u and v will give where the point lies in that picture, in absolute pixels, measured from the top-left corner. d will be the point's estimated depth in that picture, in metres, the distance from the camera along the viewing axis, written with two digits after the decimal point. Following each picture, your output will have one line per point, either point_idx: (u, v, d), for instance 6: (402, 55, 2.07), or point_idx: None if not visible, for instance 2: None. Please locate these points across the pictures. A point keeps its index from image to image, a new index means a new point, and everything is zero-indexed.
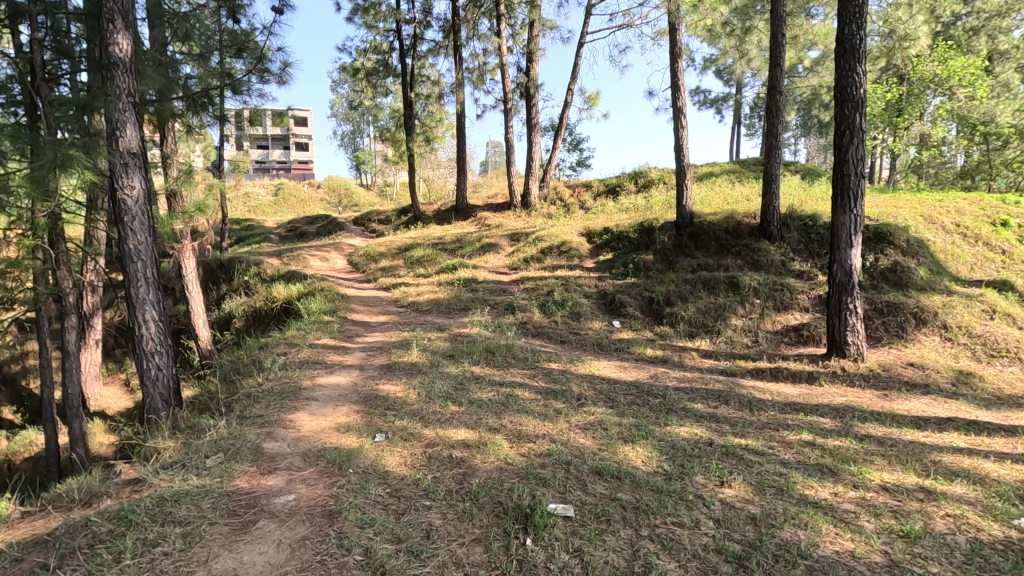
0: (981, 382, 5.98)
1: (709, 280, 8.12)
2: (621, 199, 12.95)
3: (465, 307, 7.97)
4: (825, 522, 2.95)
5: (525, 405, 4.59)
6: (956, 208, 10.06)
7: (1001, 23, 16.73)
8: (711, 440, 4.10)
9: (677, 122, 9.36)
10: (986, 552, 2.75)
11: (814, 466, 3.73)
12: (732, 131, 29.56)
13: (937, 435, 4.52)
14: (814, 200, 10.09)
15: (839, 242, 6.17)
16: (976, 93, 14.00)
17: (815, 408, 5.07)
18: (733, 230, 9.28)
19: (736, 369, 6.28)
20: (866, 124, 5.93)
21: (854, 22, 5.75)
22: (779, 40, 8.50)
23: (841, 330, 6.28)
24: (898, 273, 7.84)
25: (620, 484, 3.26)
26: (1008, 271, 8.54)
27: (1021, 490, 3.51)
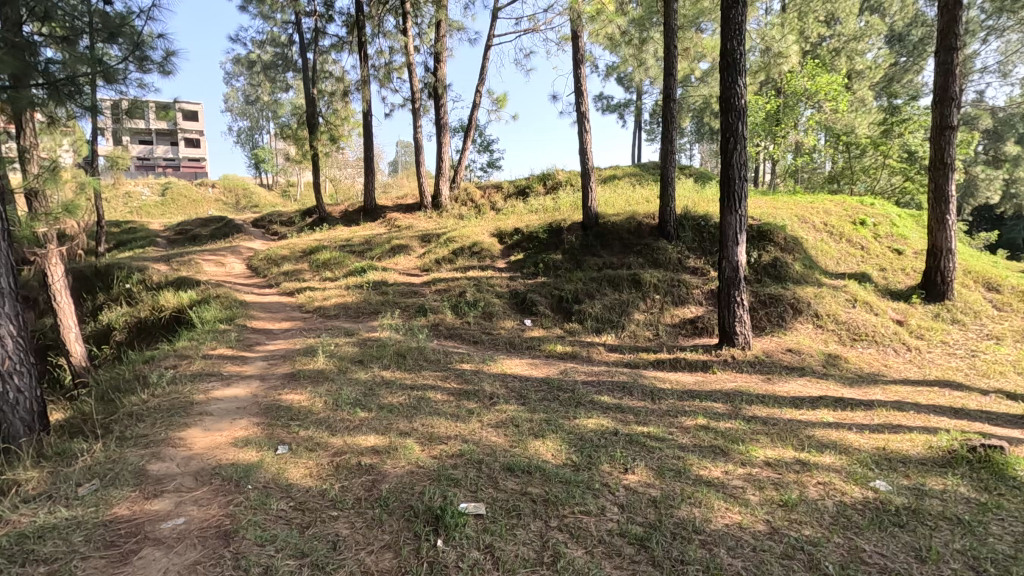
0: (846, 363, 6.75)
1: (613, 278, 8.49)
2: (531, 200, 13.20)
3: (375, 311, 7.76)
4: (716, 498, 3.19)
5: (437, 407, 4.56)
6: (824, 209, 11.26)
7: (857, 46, 19.02)
8: (617, 430, 4.30)
9: (581, 126, 9.70)
10: (849, 513, 3.11)
11: (707, 448, 4.03)
12: (633, 136, 31.15)
13: (811, 412, 5.04)
14: (706, 202, 10.88)
15: (727, 240, 6.69)
16: (838, 107, 15.90)
17: (709, 394, 5.47)
18: (634, 229, 9.79)
19: (639, 361, 6.63)
20: (747, 132, 6.50)
21: (735, 38, 6.28)
22: (671, 52, 9.09)
23: (730, 322, 6.82)
24: (778, 267, 8.67)
25: (530, 479, 3.33)
26: (867, 264, 9.70)
27: (877, 456, 4.01)
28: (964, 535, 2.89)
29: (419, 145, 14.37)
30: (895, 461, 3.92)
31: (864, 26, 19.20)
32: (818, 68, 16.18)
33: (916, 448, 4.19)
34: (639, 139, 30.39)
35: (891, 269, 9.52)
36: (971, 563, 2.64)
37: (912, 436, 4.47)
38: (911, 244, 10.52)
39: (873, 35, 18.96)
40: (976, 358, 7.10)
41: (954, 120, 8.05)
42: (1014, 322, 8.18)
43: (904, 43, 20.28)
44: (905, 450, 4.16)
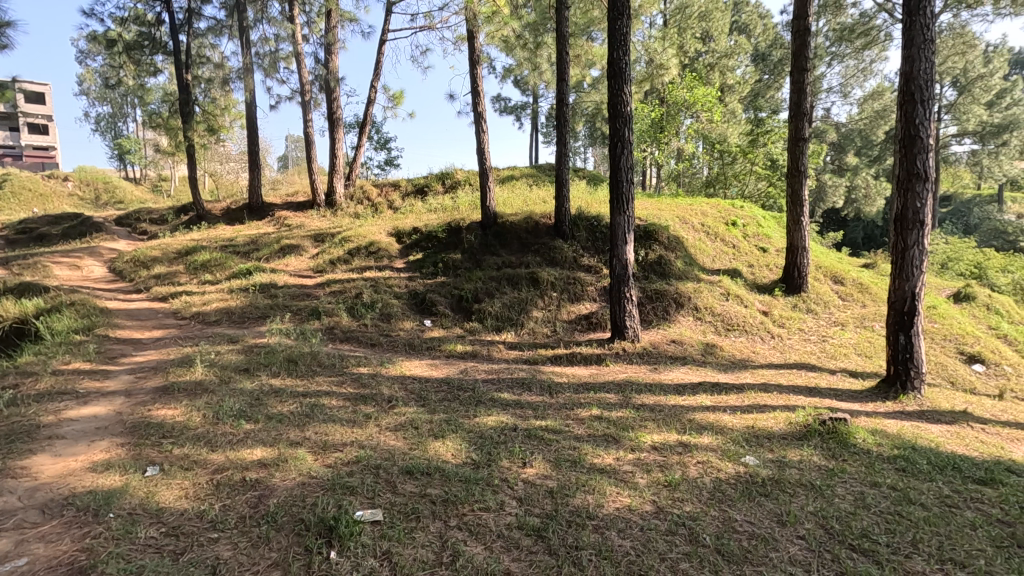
0: (721, 351, 7.43)
1: (512, 277, 8.63)
2: (429, 199, 13.04)
3: (263, 315, 7.28)
4: (608, 484, 3.37)
5: (332, 413, 4.37)
6: (702, 211, 12.23)
7: (728, 62, 20.89)
8: (516, 425, 4.38)
9: (479, 126, 9.76)
10: (724, 487, 3.42)
11: (600, 436, 4.23)
12: (530, 137, 31.89)
13: (692, 398, 5.47)
14: (598, 202, 11.41)
15: (617, 239, 7.05)
16: (713, 117, 17.28)
17: (602, 386, 5.74)
18: (532, 229, 10.03)
19: (537, 357, 6.81)
20: (633, 138, 6.91)
21: (621, 48, 6.63)
22: (563, 59, 9.43)
23: (621, 316, 7.22)
24: (662, 265, 9.30)
25: (430, 480, 3.30)
26: (738, 261, 10.67)
27: (747, 434, 4.44)
28: (816, 498, 3.29)
29: (310, 140, 13.66)
30: (762, 437, 4.36)
31: (734, 44, 21.18)
32: (695, 81, 17.45)
33: (779, 424, 4.70)
34: (535, 141, 31.12)
35: (758, 265, 10.58)
36: (822, 522, 3.00)
37: (775, 414, 5.00)
38: (773, 243, 11.75)
39: (741, 53, 20.96)
40: (826, 343, 8.12)
41: (806, 133, 9.10)
42: (854, 310, 9.45)
43: (766, 62, 22.63)
44: (770, 426, 4.65)
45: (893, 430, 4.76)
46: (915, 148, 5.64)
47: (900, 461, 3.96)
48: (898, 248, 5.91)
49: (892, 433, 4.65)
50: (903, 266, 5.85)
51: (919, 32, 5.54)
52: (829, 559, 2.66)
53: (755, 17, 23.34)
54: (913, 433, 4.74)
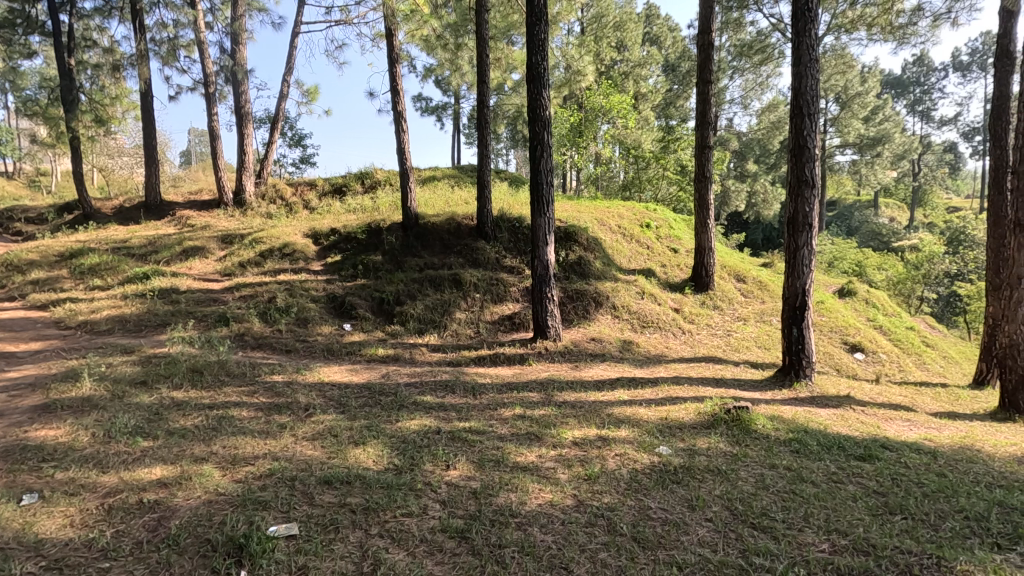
0: (638, 347, 7.77)
1: (434, 278, 8.54)
2: (348, 199, 12.63)
3: (162, 323, 6.73)
4: (531, 481, 3.43)
5: (243, 425, 4.12)
6: (619, 213, 12.71)
7: (641, 72, 21.90)
8: (439, 428, 4.34)
9: (399, 126, 9.58)
10: (639, 477, 3.58)
11: (523, 435, 4.29)
12: (452, 138, 31.71)
13: (610, 393, 5.69)
14: (520, 204, 11.57)
15: (538, 241, 7.18)
16: (628, 123, 18.01)
17: (525, 385, 5.82)
18: (454, 230, 9.98)
19: (461, 359, 6.80)
20: (552, 141, 7.07)
21: (539, 53, 6.76)
22: (483, 61, 9.47)
23: (543, 316, 7.36)
24: (582, 265, 9.59)
25: (350, 489, 3.20)
26: (652, 262, 11.19)
27: (661, 425, 4.67)
28: (722, 482, 3.52)
29: (215, 135, 12.79)
30: (674, 428, 4.61)
31: (646, 55, 22.21)
32: (611, 88, 17.99)
33: (689, 415, 4.99)
34: (457, 142, 30.99)
35: (670, 265, 11.16)
36: (727, 504, 3.22)
37: (686, 405, 5.31)
38: (683, 244, 12.45)
39: (653, 64, 22.01)
40: (730, 337, 8.73)
41: (711, 141, 9.71)
42: (754, 305, 10.22)
43: (676, 73, 23.91)
44: (682, 417, 4.92)
45: (788, 416, 5.19)
46: (804, 157, 6.18)
47: (794, 444, 4.33)
48: (790, 249, 6.45)
49: (788, 418, 5.08)
50: (795, 265, 6.40)
51: (806, 52, 6.09)
52: (734, 538, 2.85)
53: (665, 30, 24.72)
54: (805, 417, 5.20)
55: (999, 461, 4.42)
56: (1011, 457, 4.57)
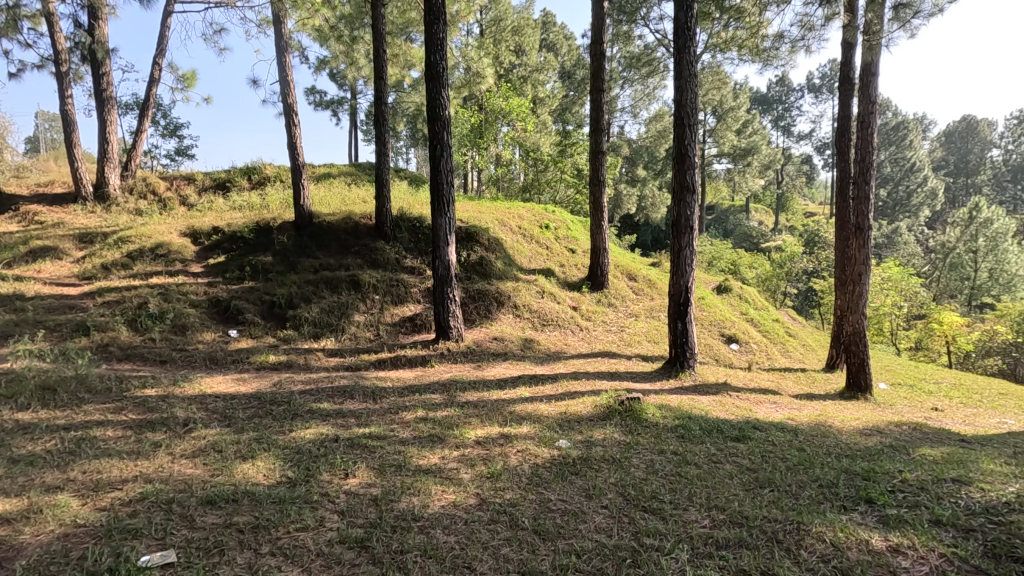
0: (538, 345, 8.00)
1: (330, 280, 8.18)
2: (232, 195, 11.72)
3: (3, 335, 5.82)
4: (433, 483, 3.40)
5: (108, 447, 3.68)
6: (519, 214, 12.94)
7: (539, 77, 22.52)
8: (337, 436, 4.17)
9: (289, 119, 9.05)
10: (540, 471, 3.68)
11: (426, 437, 4.24)
12: (348, 133, 30.49)
13: (512, 391, 5.79)
14: (420, 204, 11.41)
15: (439, 241, 7.13)
16: (527, 127, 18.40)
17: (427, 387, 5.75)
18: (351, 229, 9.63)
19: (361, 363, 6.57)
20: (452, 141, 7.06)
21: (438, 52, 6.71)
22: (381, 57, 9.22)
23: (445, 317, 7.33)
24: (483, 265, 9.65)
25: (237, 507, 2.98)
26: (552, 262, 11.54)
27: (560, 420, 4.84)
28: (616, 470, 3.72)
29: (70, 120, 11.29)
30: (573, 421, 4.79)
31: (543, 61, 22.85)
32: (510, 91, 18.24)
33: (587, 408, 5.22)
34: (354, 138, 29.93)
35: (568, 265, 11.58)
36: (621, 490, 3.41)
37: (584, 399, 5.54)
38: (580, 245, 12.96)
39: (549, 70, 22.68)
40: (623, 332, 9.26)
41: (605, 147, 10.21)
42: (644, 302, 10.89)
43: (571, 80, 24.78)
44: (579, 411, 5.13)
45: (675, 404, 5.60)
46: (686, 164, 6.70)
47: (680, 430, 4.68)
48: (675, 249, 6.95)
49: (675, 406, 5.48)
50: (679, 264, 6.90)
51: (686, 67, 6.58)
52: (627, 521, 3.01)
53: (561, 38, 25.58)
54: (689, 405, 5.64)
55: (845, 434, 5.10)
56: (853, 430, 5.29)
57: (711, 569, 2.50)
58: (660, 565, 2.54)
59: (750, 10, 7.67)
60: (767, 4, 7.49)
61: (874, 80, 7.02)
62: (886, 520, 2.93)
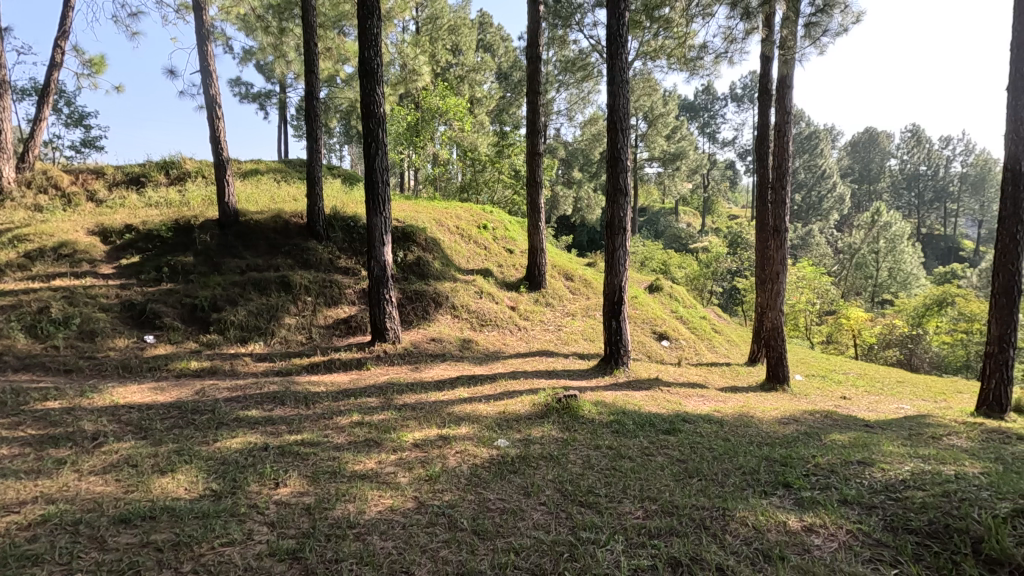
0: (477, 346, 8.00)
1: (258, 281, 7.81)
2: (148, 191, 10.93)
3: None
4: (370, 488, 3.32)
5: (2, 467, 3.33)
6: (457, 214, 12.88)
7: (476, 77, 22.52)
8: (266, 444, 3.99)
9: (212, 111, 8.57)
10: (479, 471, 3.69)
11: (361, 442, 4.14)
12: (277, 128, 29.23)
13: (451, 391, 5.76)
14: (354, 203, 11.12)
15: (374, 241, 6.97)
16: (464, 126, 18.35)
17: (363, 390, 5.61)
18: (281, 229, 9.24)
19: (292, 367, 6.32)
20: (387, 140, 6.93)
21: (372, 48, 6.57)
22: (312, 50, 8.91)
23: (381, 318, 7.18)
24: (420, 266, 9.54)
25: (155, 524, 2.78)
26: (490, 262, 11.57)
27: (499, 419, 4.87)
28: (553, 467, 3.78)
29: None
30: (511, 420, 4.83)
31: (480, 61, 22.87)
32: (447, 90, 18.13)
33: (525, 406, 5.28)
34: (284, 133, 28.75)
35: (506, 265, 11.65)
36: (558, 486, 3.47)
37: (522, 397, 5.60)
38: (518, 246, 13.07)
39: (487, 70, 22.72)
40: (561, 331, 9.43)
41: (541, 148, 10.36)
42: (581, 301, 11.13)
43: (508, 81, 24.95)
44: (518, 410, 5.17)
45: (610, 400, 5.76)
46: (618, 167, 6.91)
47: (614, 425, 4.83)
48: (609, 250, 7.15)
49: (609, 402, 5.64)
50: (613, 264, 7.11)
51: (619, 74, 6.79)
52: (564, 517, 3.07)
53: (497, 39, 25.71)
54: (623, 400, 5.82)
55: (765, 424, 5.44)
56: (773, 420, 5.65)
57: (644, 558, 2.60)
58: (596, 558, 2.60)
59: (677, 21, 8.03)
60: (693, 16, 7.87)
61: (788, 92, 7.53)
62: (801, 502, 3.15)
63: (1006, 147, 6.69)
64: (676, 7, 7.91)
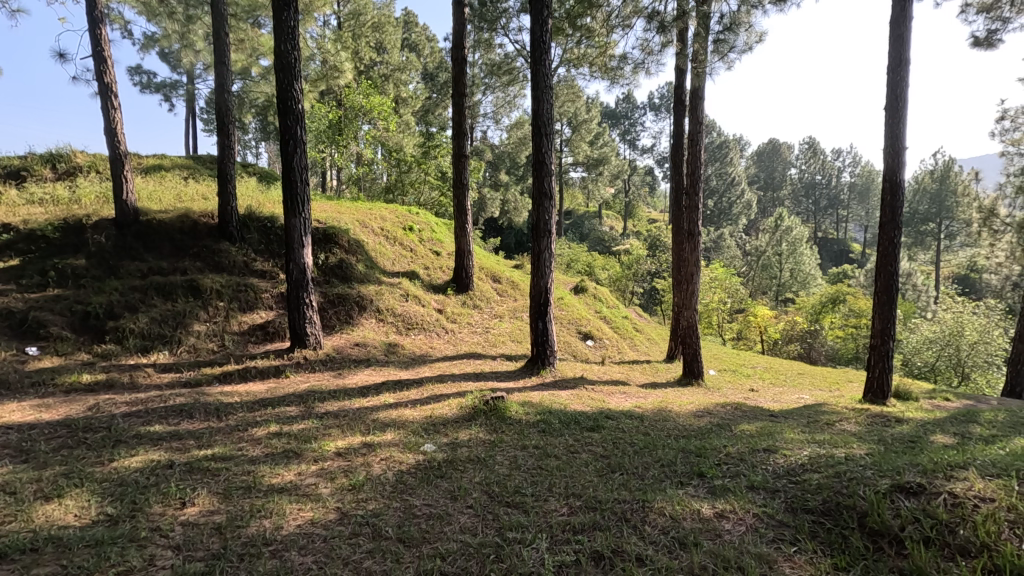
0: (403, 350, 7.86)
1: (163, 285, 7.24)
2: (29, 186, 9.82)
3: None
4: (288, 502, 3.16)
5: None
6: (381, 215, 12.58)
7: (400, 77, 22.13)
8: (171, 461, 3.70)
9: (107, 100, 7.85)
10: (405, 478, 3.61)
11: (280, 454, 3.94)
12: (185, 121, 27.28)
13: (376, 397, 5.62)
14: (270, 202, 10.57)
15: (293, 243, 6.67)
16: (389, 126, 17.97)
17: (281, 399, 5.35)
18: (188, 229, 8.62)
19: (202, 377, 5.90)
20: (306, 138, 6.66)
21: (289, 41, 6.30)
22: (223, 40, 8.40)
23: (301, 324, 6.88)
24: (343, 268, 9.23)
25: (36, 558, 2.50)
26: (416, 264, 11.39)
27: (426, 424, 4.80)
28: (480, 469, 3.78)
29: None
30: (438, 424, 4.78)
31: (405, 60, 22.51)
32: (370, 89, 17.69)
33: (452, 410, 5.24)
34: (191, 127, 26.86)
35: (432, 267, 11.52)
36: (486, 488, 3.47)
37: (449, 401, 5.56)
38: (444, 248, 12.96)
39: (412, 70, 22.41)
40: (488, 333, 9.47)
41: (467, 151, 10.36)
42: (508, 303, 11.22)
43: (434, 82, 24.74)
44: (444, 413, 5.12)
45: (536, 400, 5.84)
46: (543, 170, 7.04)
47: (541, 424, 4.90)
48: (535, 252, 7.25)
49: (536, 402, 5.72)
50: (539, 265, 7.22)
51: (542, 79, 6.91)
52: (491, 518, 3.07)
53: (423, 39, 25.46)
54: (549, 400, 5.92)
55: (681, 417, 5.73)
56: (688, 413, 5.96)
57: (568, 554, 2.65)
58: (522, 557, 2.63)
59: (599, 30, 8.31)
60: (613, 26, 8.15)
61: (700, 103, 7.97)
62: (714, 490, 3.35)
63: (885, 160, 7.46)
64: (598, 16, 8.17)
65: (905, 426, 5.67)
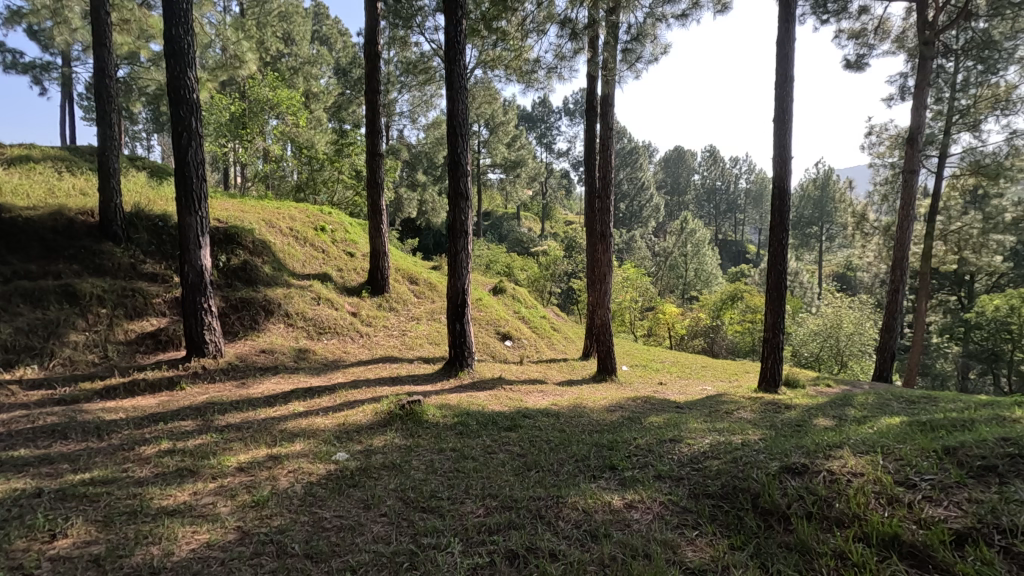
0: (314, 355, 7.51)
1: (31, 290, 6.43)
2: None
3: None
4: (181, 525, 2.91)
5: None
6: (290, 215, 11.96)
7: (311, 70, 21.18)
8: (40, 489, 3.28)
9: None
10: (314, 490, 3.44)
11: (172, 473, 3.61)
12: (60, 106, 24.50)
13: (284, 407, 5.32)
14: (163, 200, 9.72)
15: (188, 243, 6.17)
16: (298, 121, 17.12)
17: (175, 413, 4.92)
18: (63, 227, 7.71)
19: (79, 393, 5.30)
20: (203, 130, 6.19)
21: (181, 25, 5.81)
22: (104, 20, 7.59)
23: (198, 331, 6.36)
24: (247, 271, 8.67)
25: None
26: (327, 266, 10.92)
27: (339, 431, 4.61)
28: (396, 476, 3.69)
29: None
30: (352, 432, 4.61)
31: (316, 54, 21.56)
32: (278, 81, 16.78)
33: (367, 416, 5.08)
34: (67, 113, 24.17)
35: (346, 269, 11.11)
36: (400, 495, 3.39)
37: (364, 407, 5.36)
38: (359, 248, 12.55)
39: (322, 64, 21.51)
40: (405, 336, 9.30)
41: (382, 149, 10.10)
42: (425, 305, 11.07)
43: (347, 78, 23.90)
44: (359, 420, 4.94)
45: (454, 403, 5.79)
46: (459, 171, 6.99)
47: (458, 427, 4.86)
48: (452, 253, 7.18)
49: (454, 405, 5.67)
50: (457, 266, 7.16)
51: (457, 79, 6.85)
52: (405, 525, 3.00)
53: (334, 33, 24.53)
54: (468, 402, 5.89)
55: (595, 413, 5.93)
56: (601, 409, 6.18)
57: (482, 556, 2.64)
58: (436, 562, 2.58)
59: (514, 33, 8.42)
60: (528, 31, 8.28)
61: (611, 110, 8.29)
62: (624, 482, 3.47)
63: (774, 168, 8.13)
64: (513, 20, 8.25)
65: (792, 412, 6.21)
